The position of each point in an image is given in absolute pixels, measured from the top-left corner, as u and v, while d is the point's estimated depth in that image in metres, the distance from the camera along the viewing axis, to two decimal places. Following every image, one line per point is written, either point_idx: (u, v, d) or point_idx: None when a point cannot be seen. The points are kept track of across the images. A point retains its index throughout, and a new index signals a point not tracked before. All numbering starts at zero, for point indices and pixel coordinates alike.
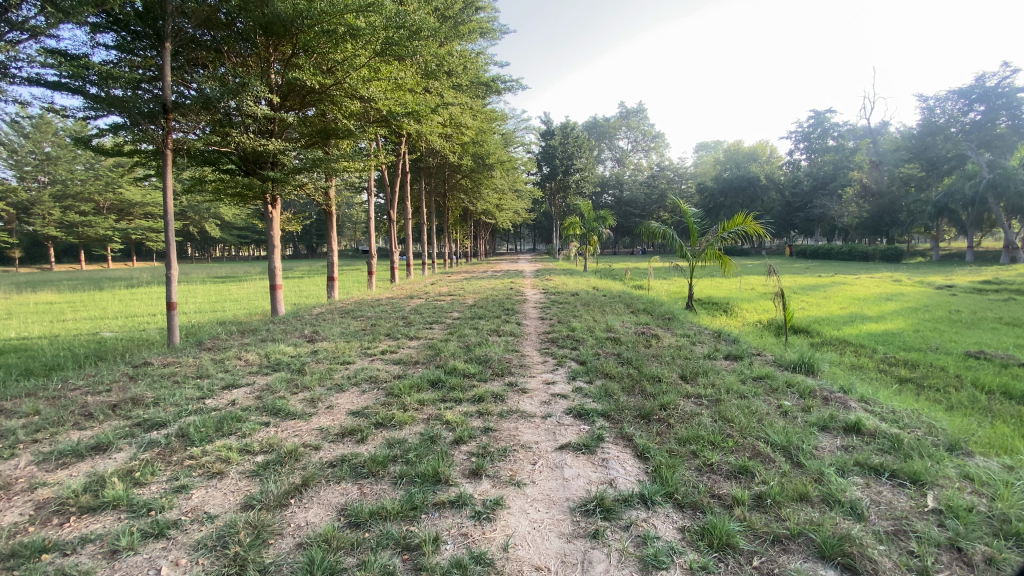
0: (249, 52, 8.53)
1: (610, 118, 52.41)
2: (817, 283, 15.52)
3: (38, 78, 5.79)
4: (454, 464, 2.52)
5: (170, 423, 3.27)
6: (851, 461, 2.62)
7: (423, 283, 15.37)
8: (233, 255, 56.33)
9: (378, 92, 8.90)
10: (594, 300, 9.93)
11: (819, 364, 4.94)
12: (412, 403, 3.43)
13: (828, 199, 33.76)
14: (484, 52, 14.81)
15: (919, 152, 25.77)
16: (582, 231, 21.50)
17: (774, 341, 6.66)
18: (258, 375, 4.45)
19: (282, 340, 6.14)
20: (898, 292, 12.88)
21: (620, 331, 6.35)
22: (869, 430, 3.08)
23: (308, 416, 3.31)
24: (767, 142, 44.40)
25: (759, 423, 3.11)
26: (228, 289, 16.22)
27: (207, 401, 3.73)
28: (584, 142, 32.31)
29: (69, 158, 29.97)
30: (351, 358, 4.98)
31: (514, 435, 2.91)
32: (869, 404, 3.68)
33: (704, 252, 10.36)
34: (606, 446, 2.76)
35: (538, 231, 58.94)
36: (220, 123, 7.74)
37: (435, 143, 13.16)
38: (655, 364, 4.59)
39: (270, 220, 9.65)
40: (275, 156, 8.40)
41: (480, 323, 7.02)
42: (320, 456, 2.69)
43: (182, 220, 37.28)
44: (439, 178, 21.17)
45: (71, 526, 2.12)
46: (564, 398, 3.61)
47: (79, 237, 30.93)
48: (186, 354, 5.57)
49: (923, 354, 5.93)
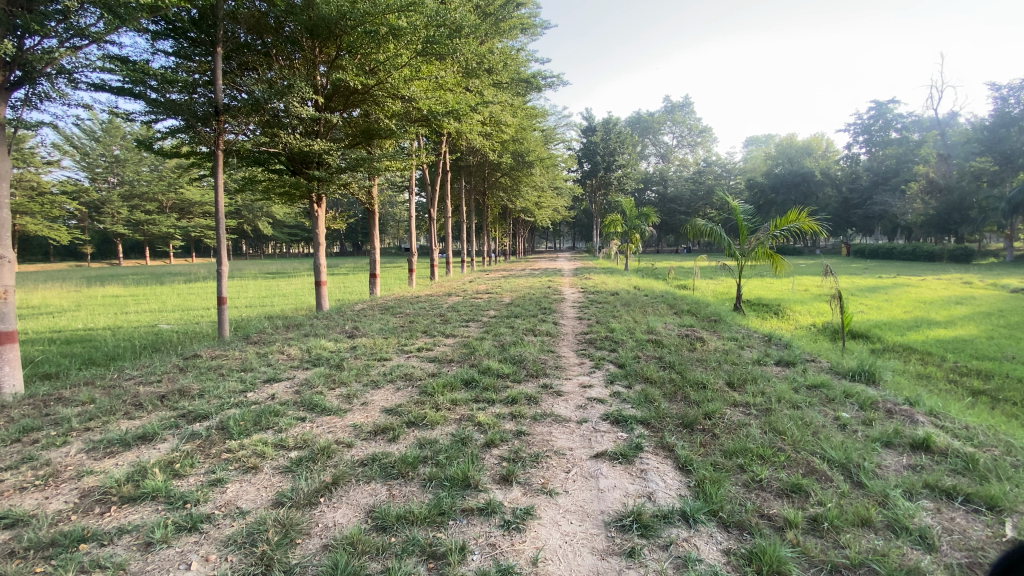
0: (297, 55, 8.77)
1: (653, 113, 51.12)
2: (878, 284, 14.59)
3: (104, 83, 6.13)
4: (485, 468, 2.45)
5: (212, 415, 3.36)
6: (920, 483, 2.36)
7: (462, 280, 15.47)
8: (284, 252, 58.61)
9: (419, 92, 8.96)
10: (635, 300, 9.68)
11: (882, 373, 4.57)
12: (446, 402, 3.38)
13: (889, 195, 31.75)
14: (526, 48, 14.75)
15: (993, 145, 23.85)
16: (624, 229, 21.04)
17: (829, 347, 6.25)
18: (299, 370, 4.54)
19: (324, 335, 6.28)
20: (970, 295, 11.89)
21: (662, 333, 6.12)
22: (940, 448, 2.78)
23: (343, 412, 3.32)
24: (822, 136, 42.18)
25: (814, 437, 2.87)
26: (277, 285, 16.82)
27: (248, 394, 3.81)
28: (626, 138, 31.69)
29: (136, 160, 32.19)
30: (388, 354, 5.00)
31: (548, 440, 2.81)
32: (939, 418, 3.34)
33: (754, 251, 9.87)
34: (645, 457, 2.61)
35: (579, 228, 58.39)
36: (269, 124, 7.96)
37: (475, 141, 13.20)
38: (699, 369, 4.37)
39: (316, 218, 9.89)
40: (321, 156, 8.59)
41: (516, 321, 6.94)
42: (353, 454, 2.67)
43: (236, 218, 39.15)
44: (480, 176, 21.25)
45: (111, 516, 2.20)
46: (601, 402, 3.47)
47: (144, 234, 33.03)
48: (233, 348, 5.76)
49: (1000, 364, 5.40)
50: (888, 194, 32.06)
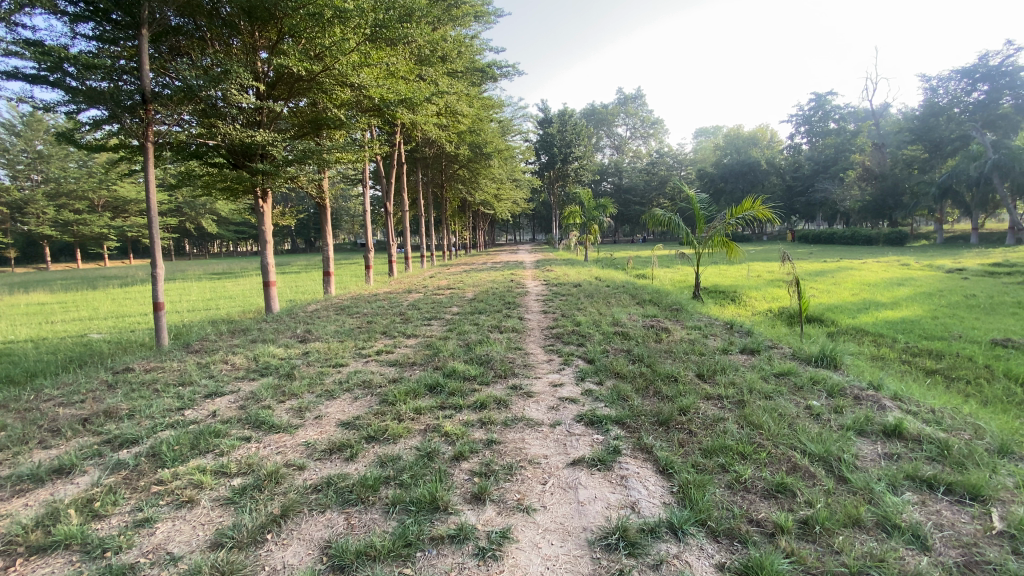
0: (235, 41, 8.15)
1: (607, 105, 51.61)
2: (824, 268, 15.24)
3: (14, 70, 5.43)
4: (455, 486, 2.23)
5: (143, 439, 2.98)
6: (901, 474, 2.33)
7: (421, 276, 15.10)
8: (231, 251, 55.83)
9: (369, 80, 8.57)
10: (597, 291, 9.64)
11: (842, 357, 4.64)
12: (408, 412, 3.13)
13: (829, 182, 33.36)
14: (479, 37, 14.39)
15: (923, 133, 25.38)
16: (582, 220, 21.10)
17: (789, 332, 6.36)
18: (244, 381, 4.15)
19: (274, 340, 5.85)
20: (908, 276, 12.59)
21: (628, 325, 6.05)
22: (912, 434, 2.79)
23: (293, 429, 3.01)
24: (767, 126, 43.87)
25: (791, 430, 2.81)
26: (223, 286, 15.89)
27: (186, 413, 3.43)
28: (582, 129, 31.86)
29: (61, 156, 29.66)
30: (345, 360, 4.68)
31: (520, 449, 2.61)
32: (904, 402, 3.39)
33: (711, 239, 9.99)
34: (623, 460, 2.46)
35: (538, 220, 58.48)
36: (206, 114, 7.35)
37: (430, 132, 12.82)
38: (668, 361, 4.29)
39: (262, 214, 9.25)
40: (265, 148, 8.03)
41: (480, 318, 6.72)
42: (304, 478, 2.39)
43: (178, 216, 36.97)
44: (436, 169, 20.81)
45: (14, 572, 1.86)
46: (573, 402, 3.31)
47: (74, 235, 30.57)
48: (171, 359, 5.25)
49: (947, 343, 5.65)
50: (828, 181, 33.67)
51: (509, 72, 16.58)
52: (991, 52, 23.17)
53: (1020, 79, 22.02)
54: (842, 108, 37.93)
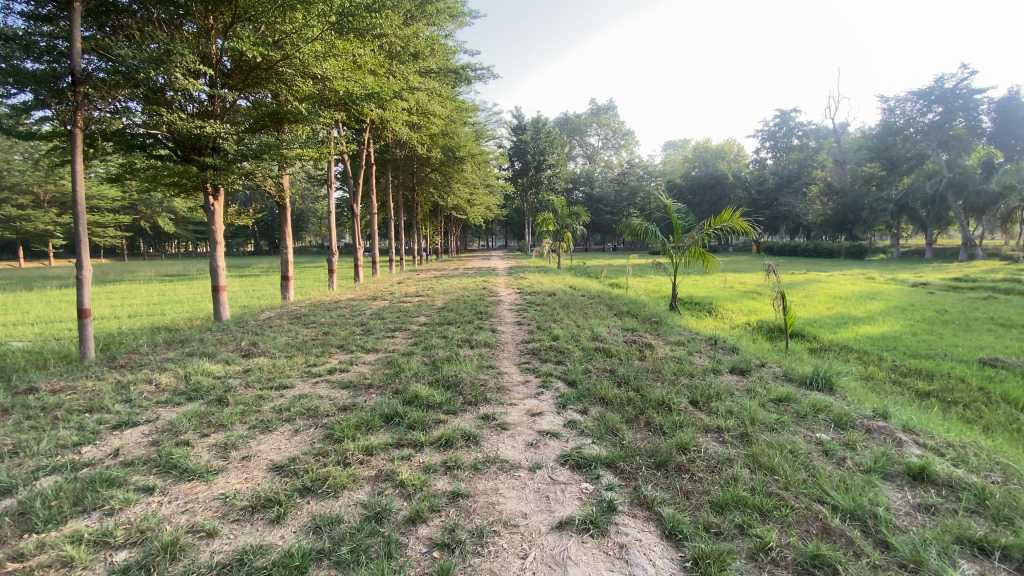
0: (188, 25, 7.41)
1: (580, 114, 51.81)
2: (796, 280, 15.25)
3: None
4: (407, 566, 1.72)
5: (15, 489, 2.34)
6: (949, 536, 1.93)
7: (389, 282, 14.43)
8: (190, 252, 53.31)
9: (334, 71, 7.92)
10: (573, 301, 9.24)
11: (838, 379, 4.32)
12: (357, 452, 2.59)
13: (794, 197, 34.20)
14: (453, 36, 13.96)
15: (881, 151, 26.32)
16: (556, 227, 20.73)
17: (774, 349, 6.08)
18: (166, 408, 3.49)
19: (212, 354, 5.15)
20: (878, 290, 12.67)
21: (607, 339, 5.66)
22: (940, 477, 2.44)
23: (210, 474, 2.44)
24: (734, 141, 44.98)
25: (810, 474, 2.41)
26: (174, 289, 14.83)
27: (82, 451, 2.79)
28: (556, 138, 31.80)
29: (5, 147, 27.59)
30: (290, 381, 4.07)
31: (492, 505, 2.12)
32: (919, 435, 3.04)
33: (688, 250, 9.69)
34: (620, 522, 1.99)
35: (509, 226, 58.30)
36: (151, 100, 6.56)
37: (402, 133, 12.23)
38: (658, 385, 3.84)
39: (214, 212, 8.40)
40: (216, 141, 7.26)
41: (449, 330, 6.19)
42: (212, 551, 1.84)
43: (132, 214, 35.15)
44: (408, 172, 20.22)
45: None
46: (555, 437, 2.84)
47: (16, 232, 28.44)
48: (87, 377, 4.49)
49: (935, 362, 5.44)
50: (792, 195, 34.60)
51: (484, 74, 16.21)
52: (946, 75, 23.99)
53: (973, 101, 22.74)
54: (805, 125, 39.20)
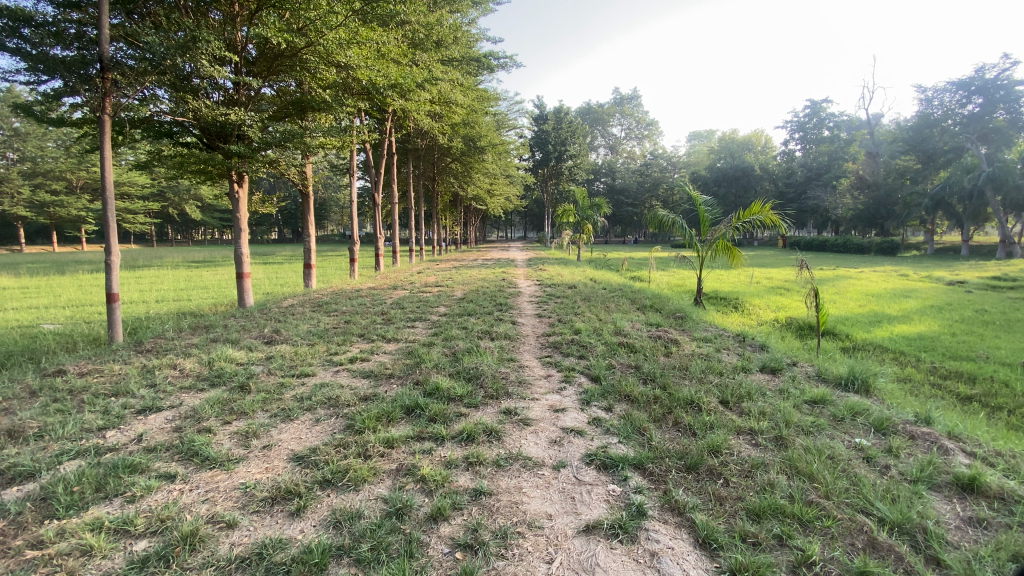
0: (214, 13, 7.40)
1: (603, 104, 51.01)
2: (826, 277, 14.76)
3: None
4: (429, 567, 1.66)
5: (40, 473, 2.35)
6: (1008, 554, 1.78)
7: (409, 271, 14.41)
8: (216, 239, 54.43)
9: (357, 59, 7.84)
10: (595, 294, 9.10)
11: (875, 381, 4.12)
12: (378, 445, 2.54)
13: (822, 190, 33.21)
14: (476, 24, 13.74)
15: (917, 144, 25.29)
16: (576, 219, 20.45)
17: (804, 347, 5.86)
18: (189, 394, 3.51)
19: (236, 340, 5.19)
20: (912, 287, 12.18)
21: (631, 334, 5.54)
22: (993, 489, 2.27)
23: (231, 464, 2.41)
24: (762, 133, 43.80)
25: (851, 482, 2.27)
26: (200, 275, 15.12)
27: (107, 435, 2.81)
28: (578, 128, 31.37)
29: (40, 135, 28.41)
30: (311, 369, 4.06)
31: (516, 505, 2.04)
32: (966, 442, 2.87)
33: (714, 244, 9.41)
34: (652, 529, 1.89)
35: (530, 216, 57.97)
36: (177, 87, 6.58)
37: (424, 122, 12.15)
38: (685, 382, 3.72)
39: (238, 200, 8.46)
40: (240, 129, 7.28)
41: (469, 321, 6.13)
42: (232, 543, 1.81)
43: (160, 201, 35.94)
44: (429, 161, 20.16)
45: None
46: (579, 435, 2.75)
47: (50, 217, 29.27)
48: (113, 360, 4.56)
49: (977, 365, 5.17)
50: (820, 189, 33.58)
51: (507, 63, 15.99)
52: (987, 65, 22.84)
53: (1015, 93, 21.72)
54: (837, 116, 37.88)
